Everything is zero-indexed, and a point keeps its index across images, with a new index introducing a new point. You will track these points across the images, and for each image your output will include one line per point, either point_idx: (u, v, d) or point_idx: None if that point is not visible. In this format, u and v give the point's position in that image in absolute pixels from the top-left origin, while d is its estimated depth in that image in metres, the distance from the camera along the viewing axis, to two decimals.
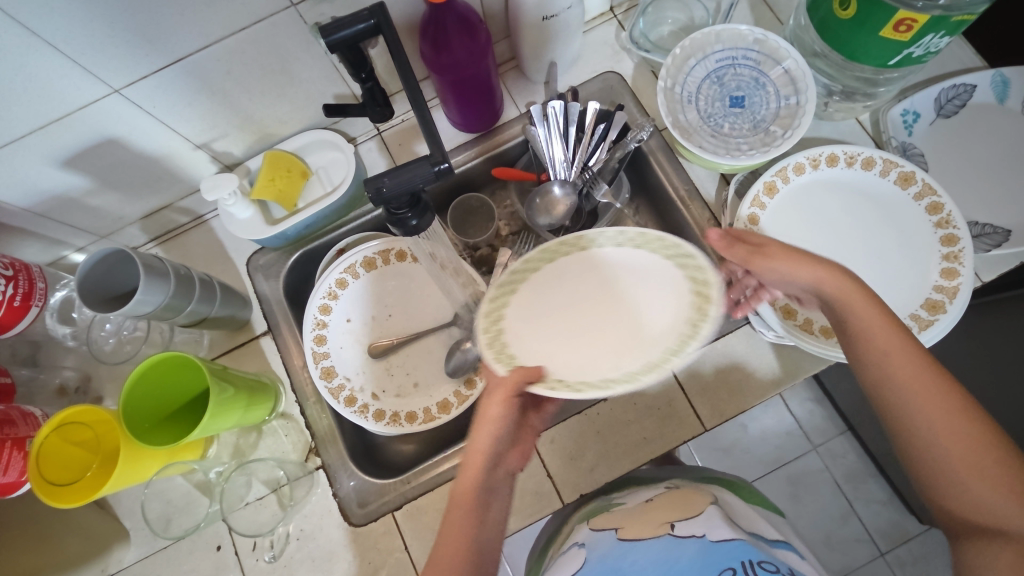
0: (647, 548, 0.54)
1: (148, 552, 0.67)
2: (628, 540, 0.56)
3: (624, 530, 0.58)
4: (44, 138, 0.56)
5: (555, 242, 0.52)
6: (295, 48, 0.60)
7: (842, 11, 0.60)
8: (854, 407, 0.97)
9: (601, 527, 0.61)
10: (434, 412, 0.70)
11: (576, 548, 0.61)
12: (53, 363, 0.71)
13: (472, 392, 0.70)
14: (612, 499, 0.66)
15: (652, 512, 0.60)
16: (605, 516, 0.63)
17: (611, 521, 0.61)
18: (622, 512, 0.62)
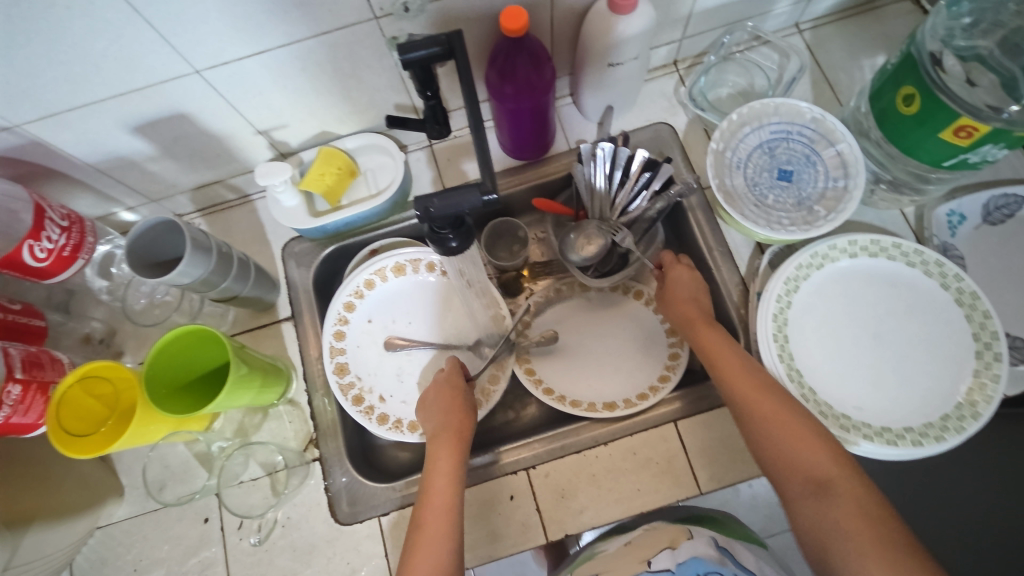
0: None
1: (139, 512, 0.69)
2: None
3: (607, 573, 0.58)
4: (122, 104, 0.59)
5: (794, 273, 0.66)
6: (370, 57, 0.63)
7: (904, 107, 0.60)
8: None
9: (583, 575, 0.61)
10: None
11: None
12: (83, 312, 0.74)
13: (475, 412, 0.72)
14: (596, 547, 0.65)
15: (632, 551, 0.60)
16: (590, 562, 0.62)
17: (592, 566, 0.61)
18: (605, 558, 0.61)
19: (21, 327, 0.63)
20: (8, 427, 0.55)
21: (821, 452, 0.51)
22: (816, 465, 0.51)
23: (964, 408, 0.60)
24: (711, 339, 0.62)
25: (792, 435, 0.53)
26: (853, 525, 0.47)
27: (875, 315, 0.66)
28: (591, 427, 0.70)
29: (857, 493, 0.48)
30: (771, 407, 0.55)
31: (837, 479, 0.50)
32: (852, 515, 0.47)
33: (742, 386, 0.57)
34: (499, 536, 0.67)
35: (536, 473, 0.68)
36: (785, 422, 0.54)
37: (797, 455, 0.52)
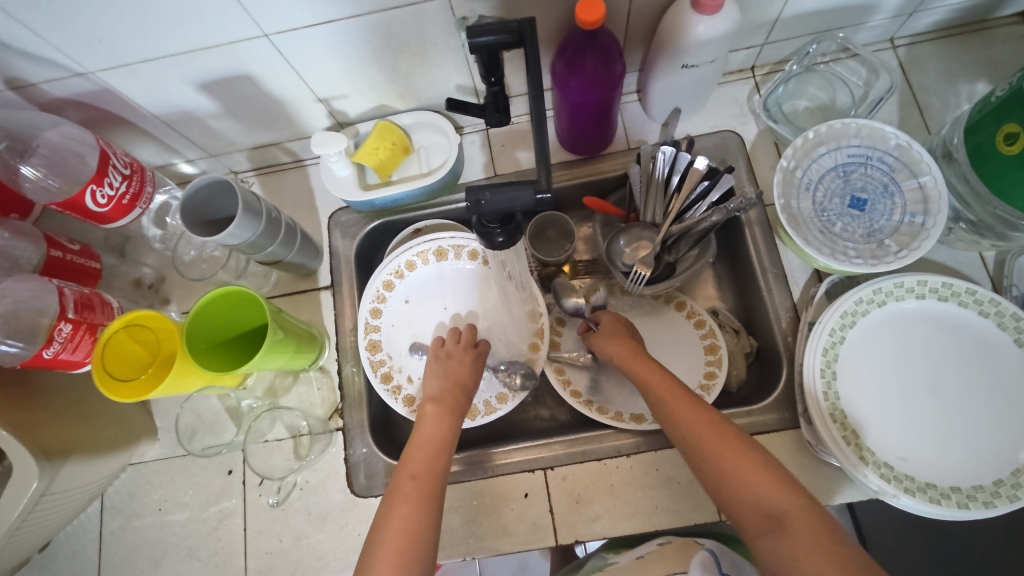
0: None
1: (169, 455, 0.73)
2: None
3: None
4: (191, 60, 0.59)
5: (852, 308, 0.63)
6: (437, 35, 0.61)
7: (1005, 146, 0.55)
8: None
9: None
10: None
11: None
12: (136, 258, 0.77)
13: (500, 406, 0.71)
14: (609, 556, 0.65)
15: (641, 568, 0.57)
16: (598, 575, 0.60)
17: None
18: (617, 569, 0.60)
19: (77, 268, 0.65)
20: (56, 363, 0.57)
21: (749, 465, 0.50)
22: (773, 498, 0.47)
23: (1022, 474, 0.55)
24: (656, 372, 0.59)
25: (736, 463, 0.50)
26: (810, 565, 0.43)
27: (937, 365, 0.62)
28: (615, 436, 0.68)
29: (816, 529, 0.45)
30: (712, 430, 0.52)
31: (792, 510, 0.46)
32: (800, 547, 0.44)
33: (673, 402, 0.56)
34: (508, 531, 0.66)
35: (554, 474, 0.68)
36: (710, 431, 0.52)
37: (748, 483, 0.49)
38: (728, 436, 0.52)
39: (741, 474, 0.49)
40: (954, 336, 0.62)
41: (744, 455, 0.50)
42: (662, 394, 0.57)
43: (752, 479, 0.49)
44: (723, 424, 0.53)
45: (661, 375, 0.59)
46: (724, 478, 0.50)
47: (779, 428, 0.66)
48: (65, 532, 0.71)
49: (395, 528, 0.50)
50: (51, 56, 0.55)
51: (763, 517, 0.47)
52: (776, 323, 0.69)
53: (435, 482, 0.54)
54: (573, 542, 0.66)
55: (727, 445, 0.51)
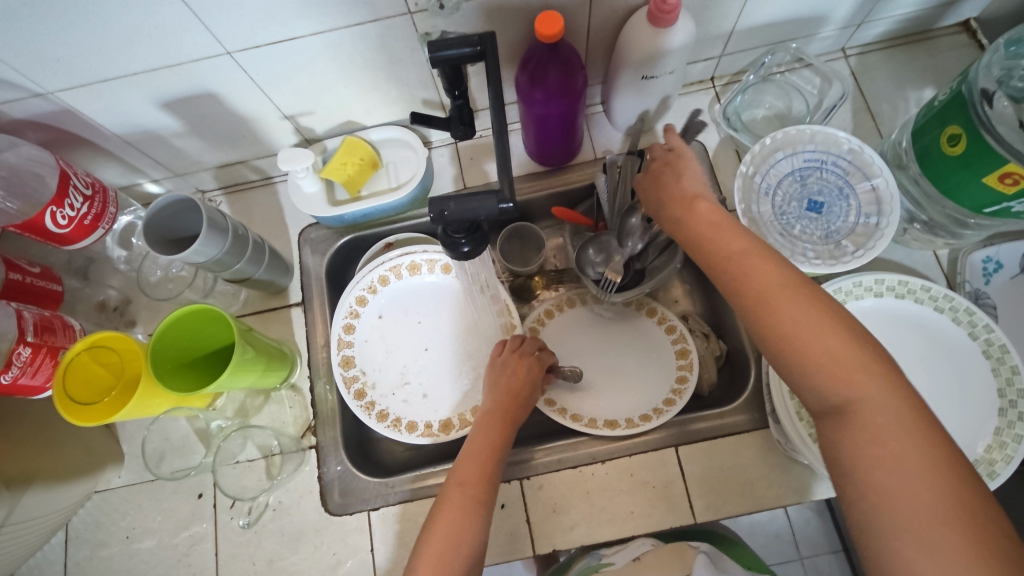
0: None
1: (135, 481, 0.71)
2: None
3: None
4: (154, 79, 0.59)
5: None
6: (401, 50, 0.62)
7: (949, 147, 0.58)
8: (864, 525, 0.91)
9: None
10: (435, 430, 0.71)
11: None
12: (100, 280, 0.75)
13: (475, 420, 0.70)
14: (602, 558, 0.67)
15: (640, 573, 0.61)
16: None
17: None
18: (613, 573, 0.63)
19: (38, 291, 0.64)
20: (15, 388, 0.56)
21: (831, 345, 0.43)
22: (851, 383, 0.41)
23: (980, 463, 0.57)
24: (718, 230, 0.50)
25: (814, 343, 0.43)
26: (889, 471, 0.39)
27: (896, 361, 0.63)
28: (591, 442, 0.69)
29: (896, 414, 0.40)
30: (792, 308, 0.44)
31: (867, 396, 0.41)
32: (873, 444, 0.40)
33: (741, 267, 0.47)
34: (486, 543, 0.66)
35: (529, 483, 0.68)
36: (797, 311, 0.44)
37: (824, 367, 0.42)
38: (807, 322, 0.43)
39: (826, 359, 0.42)
40: (912, 333, 0.64)
41: (830, 343, 0.43)
42: (728, 257, 0.48)
43: (839, 368, 0.42)
44: (798, 287, 0.45)
45: (722, 230, 0.50)
46: (802, 367, 0.43)
47: (748, 428, 0.67)
48: (27, 565, 0.68)
49: (445, 528, 0.51)
50: (8, 77, 0.55)
51: (840, 409, 0.42)
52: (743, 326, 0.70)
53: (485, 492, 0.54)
54: (551, 551, 0.66)
55: (811, 331, 0.43)
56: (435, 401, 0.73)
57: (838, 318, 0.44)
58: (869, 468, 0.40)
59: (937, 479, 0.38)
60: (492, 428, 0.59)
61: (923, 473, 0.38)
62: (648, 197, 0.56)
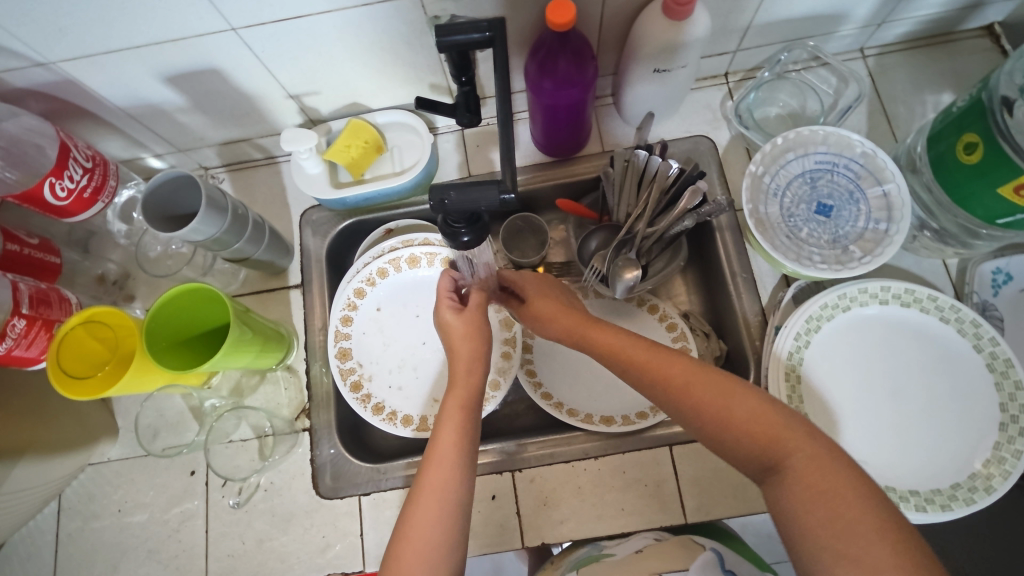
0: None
1: (129, 455, 0.71)
2: None
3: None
4: (157, 53, 0.58)
5: (816, 314, 0.63)
6: (410, 33, 0.61)
7: (965, 155, 0.56)
8: None
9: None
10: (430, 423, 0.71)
11: None
12: (101, 253, 0.75)
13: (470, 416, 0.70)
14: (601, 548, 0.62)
15: (640, 562, 0.57)
16: (592, 567, 0.58)
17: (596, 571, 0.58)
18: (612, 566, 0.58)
19: (36, 262, 0.63)
20: (9, 359, 0.56)
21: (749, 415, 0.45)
22: (764, 443, 0.44)
23: (978, 477, 0.56)
24: (604, 331, 0.55)
25: (724, 412, 0.46)
26: (829, 519, 0.39)
27: (898, 370, 0.63)
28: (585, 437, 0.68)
29: (815, 466, 0.42)
30: (700, 386, 0.48)
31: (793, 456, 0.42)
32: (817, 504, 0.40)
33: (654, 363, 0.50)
34: (476, 533, 0.66)
35: (521, 476, 0.67)
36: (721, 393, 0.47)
37: (742, 431, 0.45)
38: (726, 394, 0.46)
39: (738, 425, 0.45)
40: (912, 343, 0.63)
41: (746, 409, 0.45)
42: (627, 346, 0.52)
43: (752, 432, 0.44)
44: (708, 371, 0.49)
45: (612, 335, 0.54)
46: (724, 433, 0.46)
47: None
48: (20, 534, 0.69)
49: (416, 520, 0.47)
50: (9, 45, 0.54)
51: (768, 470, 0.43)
52: (744, 327, 0.70)
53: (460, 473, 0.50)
54: (540, 544, 0.66)
55: (728, 402, 0.46)
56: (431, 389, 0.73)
57: (744, 387, 0.47)
58: (807, 518, 0.40)
59: (868, 506, 0.39)
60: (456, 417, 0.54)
61: (851, 518, 0.39)
62: (537, 329, 0.62)
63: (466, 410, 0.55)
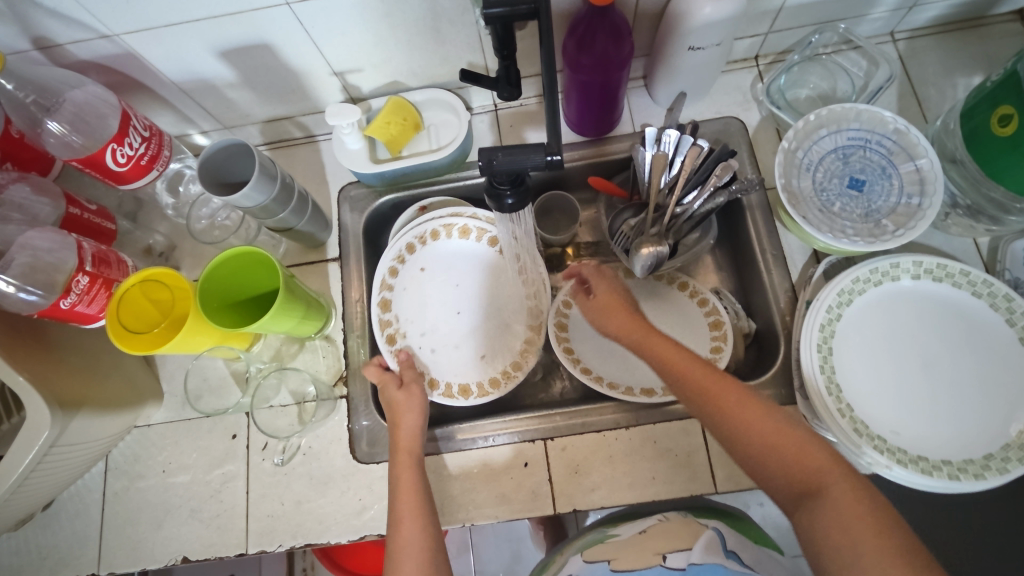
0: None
1: (175, 418, 0.74)
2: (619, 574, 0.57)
3: (617, 561, 0.59)
4: (214, 27, 0.61)
5: (849, 287, 0.64)
6: (452, 10, 0.63)
7: (999, 128, 0.57)
8: None
9: (591, 560, 0.61)
10: (454, 391, 0.73)
11: None
12: (149, 224, 0.78)
13: (492, 391, 0.72)
14: (607, 532, 0.66)
15: (644, 543, 0.60)
16: (599, 547, 0.63)
17: (601, 552, 0.61)
18: (617, 544, 0.61)
19: (93, 227, 0.67)
20: (72, 315, 0.59)
21: (781, 429, 0.49)
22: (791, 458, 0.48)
23: (1011, 447, 0.56)
24: (661, 341, 0.56)
25: (752, 427, 0.50)
26: (848, 534, 0.44)
27: (929, 344, 0.63)
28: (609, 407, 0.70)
29: (846, 490, 0.45)
30: (732, 401, 0.51)
31: (828, 479, 0.46)
32: (837, 522, 0.44)
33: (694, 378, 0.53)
34: (508, 498, 0.67)
35: (552, 444, 0.69)
36: (757, 419, 0.50)
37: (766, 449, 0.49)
38: (765, 424, 0.50)
39: (763, 439, 0.49)
40: (943, 319, 0.63)
41: (771, 428, 0.50)
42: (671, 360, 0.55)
43: (776, 445, 0.49)
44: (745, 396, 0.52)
45: (661, 341, 0.57)
46: (758, 456, 0.49)
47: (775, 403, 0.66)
48: (70, 491, 0.72)
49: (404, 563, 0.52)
50: (79, 17, 0.57)
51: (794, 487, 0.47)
52: (775, 303, 0.71)
53: (426, 512, 0.56)
54: (571, 511, 0.67)
55: (772, 432, 0.49)
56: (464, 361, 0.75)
57: (780, 416, 0.51)
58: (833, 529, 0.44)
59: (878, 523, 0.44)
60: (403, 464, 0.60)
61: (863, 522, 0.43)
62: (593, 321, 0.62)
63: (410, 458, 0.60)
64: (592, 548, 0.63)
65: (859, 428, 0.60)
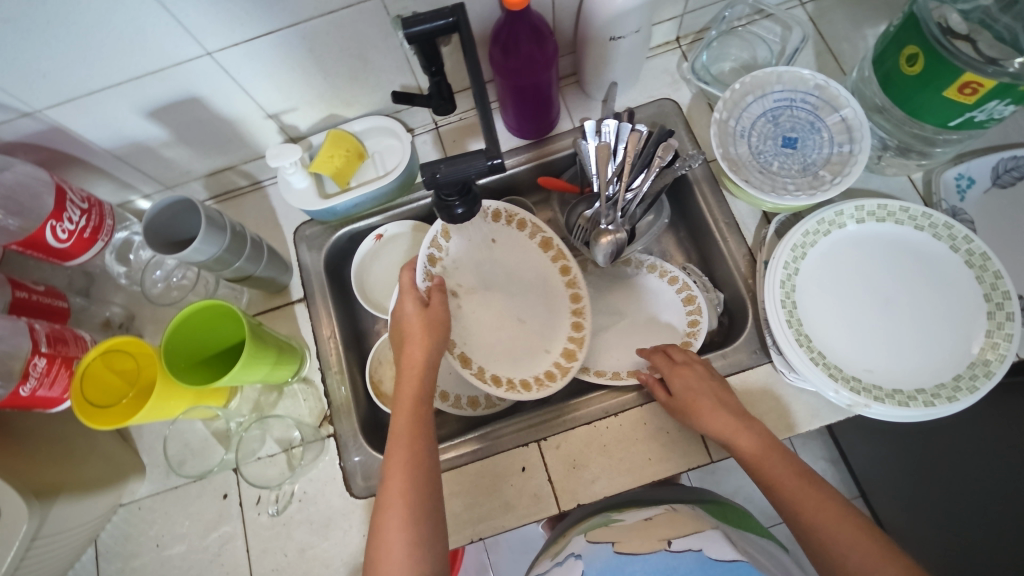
0: (643, 562, 0.53)
1: (160, 489, 0.71)
2: (626, 553, 0.54)
3: (621, 542, 0.56)
4: (137, 88, 0.61)
5: (801, 240, 0.66)
6: (375, 36, 0.64)
7: (908, 67, 0.60)
8: (882, 471, 0.97)
9: (596, 540, 0.59)
10: (486, 377, 0.68)
11: (571, 559, 0.58)
12: (104, 297, 0.76)
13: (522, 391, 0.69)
14: (611, 517, 0.64)
15: (650, 529, 0.58)
16: (603, 530, 0.60)
17: (606, 535, 0.59)
18: (621, 529, 0.60)
19: (45, 307, 0.65)
20: (35, 400, 0.57)
21: (836, 518, 0.51)
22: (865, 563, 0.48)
23: (977, 365, 0.59)
24: (731, 423, 0.59)
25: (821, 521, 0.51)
26: None
27: (885, 282, 0.66)
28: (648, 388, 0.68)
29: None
30: (816, 499, 0.52)
31: None
32: None
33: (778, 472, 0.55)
34: (512, 506, 0.67)
35: (546, 444, 0.69)
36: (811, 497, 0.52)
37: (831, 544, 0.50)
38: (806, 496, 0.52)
39: (833, 535, 0.50)
40: (893, 256, 0.66)
41: (835, 517, 0.51)
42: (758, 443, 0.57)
43: (848, 543, 0.49)
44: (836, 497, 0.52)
45: (730, 422, 0.59)
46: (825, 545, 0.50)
47: (753, 365, 0.68)
48: None
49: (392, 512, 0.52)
50: None
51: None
52: (736, 269, 0.73)
53: (421, 459, 0.54)
54: (576, 507, 0.67)
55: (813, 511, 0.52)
56: (489, 345, 0.71)
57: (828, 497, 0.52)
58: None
59: None
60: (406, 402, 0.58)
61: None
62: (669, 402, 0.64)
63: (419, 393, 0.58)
64: (596, 529, 0.62)
65: (834, 373, 0.61)
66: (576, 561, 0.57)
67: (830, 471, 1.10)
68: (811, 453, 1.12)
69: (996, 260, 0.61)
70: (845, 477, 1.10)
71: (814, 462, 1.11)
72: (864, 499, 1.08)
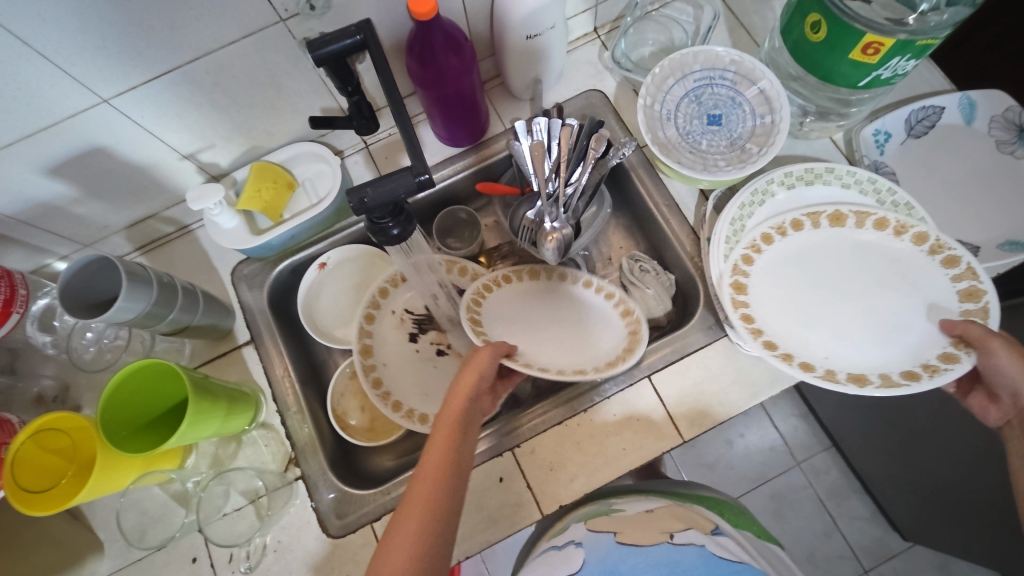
0: (644, 556, 0.58)
1: (123, 564, 0.66)
2: (628, 545, 0.59)
3: (622, 534, 0.61)
4: (31, 146, 0.56)
5: (739, 212, 0.67)
6: (285, 62, 0.62)
7: (813, 35, 0.62)
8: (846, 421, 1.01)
9: (596, 529, 0.62)
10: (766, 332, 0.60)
11: (572, 546, 0.61)
12: (32, 371, 0.71)
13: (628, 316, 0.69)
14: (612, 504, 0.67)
15: (651, 521, 0.62)
16: (603, 519, 0.64)
17: (607, 523, 0.62)
18: (624, 518, 0.64)
19: None
20: None
21: None
22: None
23: None
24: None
25: None
26: None
27: None
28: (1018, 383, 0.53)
29: None
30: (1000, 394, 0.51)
31: None
32: None
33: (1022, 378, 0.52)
34: (494, 519, 0.66)
35: (521, 450, 0.68)
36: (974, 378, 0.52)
37: None
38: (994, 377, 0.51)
39: None
40: None
41: None
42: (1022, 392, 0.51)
43: None
44: None
45: None
46: None
47: (711, 342, 0.70)
48: None
49: (420, 490, 0.47)
50: None
51: None
52: (682, 249, 0.74)
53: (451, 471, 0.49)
54: (558, 508, 0.67)
55: None
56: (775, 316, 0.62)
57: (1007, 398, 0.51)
58: None
59: None
60: (427, 488, 0.47)
61: None
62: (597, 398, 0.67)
63: (459, 467, 0.50)
64: (597, 518, 0.65)
65: None
66: (578, 548, 0.61)
67: (801, 427, 1.14)
68: (781, 411, 1.15)
69: (919, 206, 0.64)
70: (816, 432, 1.13)
71: (786, 420, 1.14)
72: (836, 449, 1.12)
